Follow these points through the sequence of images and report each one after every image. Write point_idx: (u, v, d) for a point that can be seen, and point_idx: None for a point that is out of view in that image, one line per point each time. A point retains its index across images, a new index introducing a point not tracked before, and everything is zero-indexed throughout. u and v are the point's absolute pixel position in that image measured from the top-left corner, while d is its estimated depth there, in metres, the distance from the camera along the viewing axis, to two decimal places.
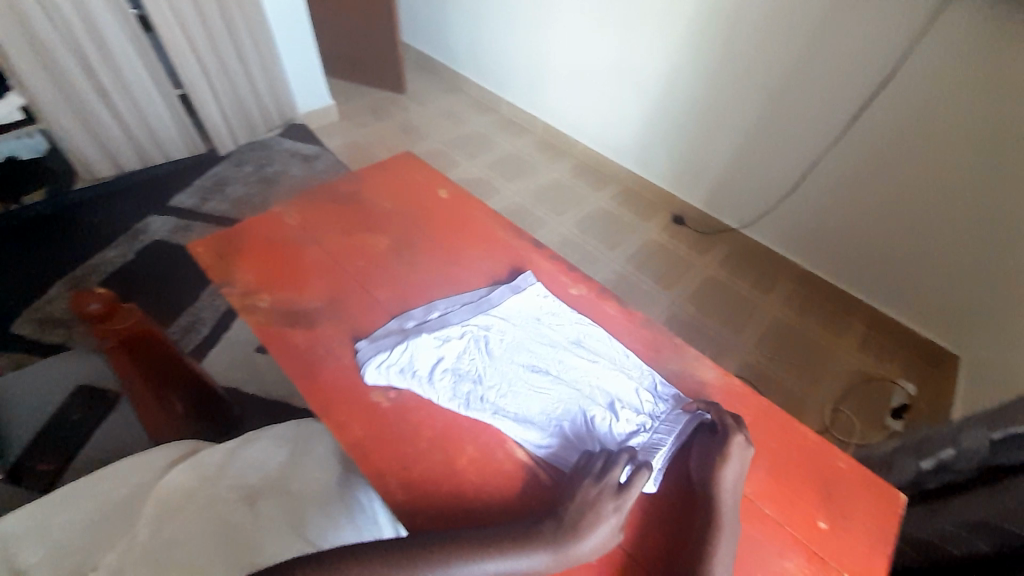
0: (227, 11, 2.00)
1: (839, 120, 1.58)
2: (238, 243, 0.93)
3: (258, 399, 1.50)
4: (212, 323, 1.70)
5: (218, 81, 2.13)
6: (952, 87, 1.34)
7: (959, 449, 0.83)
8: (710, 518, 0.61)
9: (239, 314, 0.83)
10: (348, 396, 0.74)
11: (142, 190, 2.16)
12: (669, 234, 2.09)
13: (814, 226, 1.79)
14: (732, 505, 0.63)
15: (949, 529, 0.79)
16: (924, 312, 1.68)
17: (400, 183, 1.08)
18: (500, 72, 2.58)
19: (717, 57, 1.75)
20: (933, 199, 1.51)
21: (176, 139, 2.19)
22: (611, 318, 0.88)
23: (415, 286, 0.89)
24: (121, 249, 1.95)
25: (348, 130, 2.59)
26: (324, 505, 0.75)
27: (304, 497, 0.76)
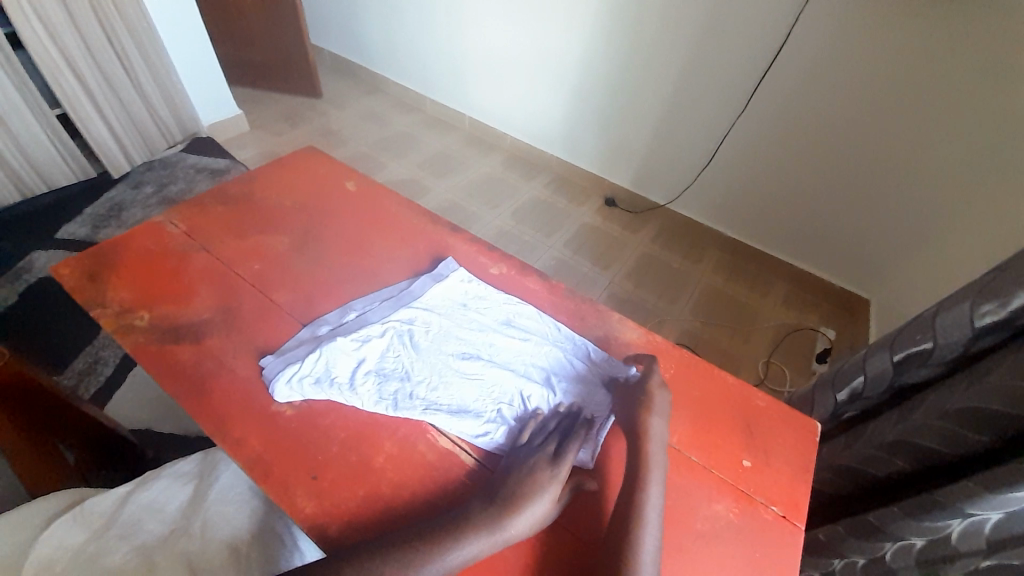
0: (110, 23, 1.80)
1: (742, 92, 1.65)
2: (112, 260, 0.82)
3: (176, 434, 1.36)
4: (117, 362, 1.54)
5: (106, 99, 1.93)
6: (846, 52, 1.43)
7: (867, 376, 0.87)
8: (651, 474, 0.60)
9: (112, 336, 0.73)
10: (246, 409, 0.67)
11: (21, 224, 1.89)
12: (602, 216, 2.13)
13: (736, 195, 1.87)
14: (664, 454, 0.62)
15: (868, 452, 0.83)
16: (838, 262, 1.79)
17: (304, 179, 1.00)
18: (419, 68, 2.51)
19: (628, 39, 1.78)
20: (832, 156, 1.61)
21: (59, 163, 1.95)
22: (532, 293, 0.85)
23: (310, 288, 0.82)
24: (1, 291, 1.69)
25: (262, 139, 2.43)
26: (238, 539, 0.69)
27: (213, 539, 0.68)
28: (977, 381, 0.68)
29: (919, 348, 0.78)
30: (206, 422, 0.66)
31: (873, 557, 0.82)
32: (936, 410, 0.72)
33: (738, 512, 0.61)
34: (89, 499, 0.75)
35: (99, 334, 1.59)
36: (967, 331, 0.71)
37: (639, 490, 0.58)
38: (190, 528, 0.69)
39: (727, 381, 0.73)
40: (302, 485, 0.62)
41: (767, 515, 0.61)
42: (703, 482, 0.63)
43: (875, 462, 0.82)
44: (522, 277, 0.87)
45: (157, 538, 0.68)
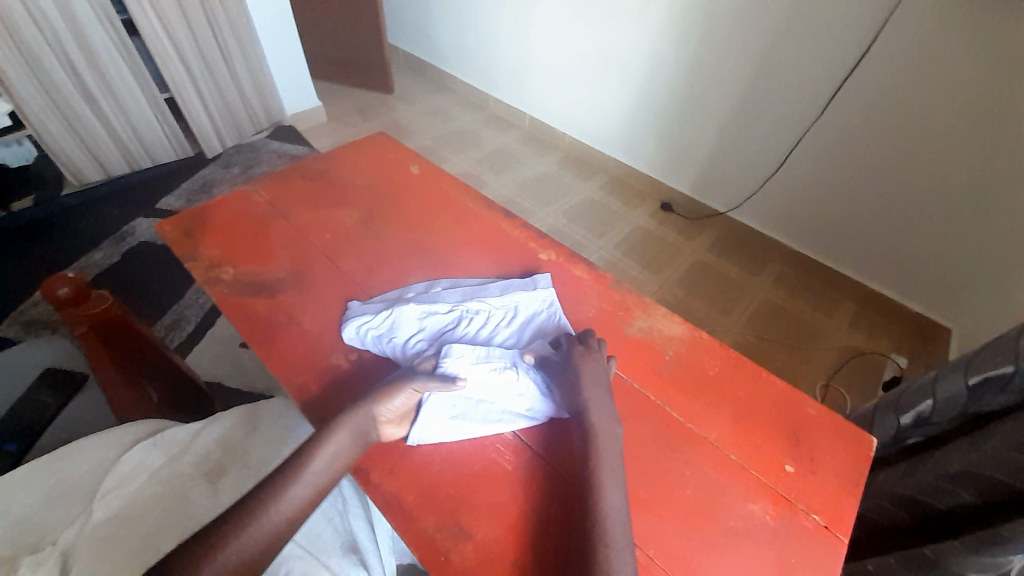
0: (212, 16, 2.00)
1: (819, 96, 1.56)
2: (206, 220, 0.92)
3: (242, 390, 1.49)
4: (197, 322, 1.71)
5: (204, 84, 2.13)
6: (939, 56, 1.31)
7: (936, 399, 0.80)
8: (588, 442, 0.60)
9: (200, 286, 0.83)
10: (305, 358, 0.74)
11: (129, 194, 2.15)
12: (657, 220, 2.09)
13: (803, 206, 1.77)
14: (605, 418, 0.62)
15: (934, 482, 0.77)
16: (915, 284, 1.65)
17: (374, 161, 1.08)
18: (487, 67, 2.58)
19: (697, 40, 1.74)
20: (917, 170, 1.49)
21: (162, 141, 2.19)
22: (578, 282, 0.86)
23: (371, 260, 0.87)
24: (107, 250, 1.92)
25: (337, 129, 2.60)
26: None
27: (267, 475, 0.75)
28: None
29: (997, 372, 0.72)
30: (272, 364, 0.73)
31: None
32: (1011, 441, 0.66)
33: (776, 515, 0.59)
34: (167, 429, 0.83)
35: (183, 295, 1.77)
36: None
37: (598, 470, 0.58)
38: (250, 463, 0.76)
39: (774, 385, 0.71)
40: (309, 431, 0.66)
41: (806, 522, 0.58)
42: (744, 484, 0.61)
43: (937, 493, 0.77)
44: (570, 265, 0.89)
45: (219, 461, 0.76)
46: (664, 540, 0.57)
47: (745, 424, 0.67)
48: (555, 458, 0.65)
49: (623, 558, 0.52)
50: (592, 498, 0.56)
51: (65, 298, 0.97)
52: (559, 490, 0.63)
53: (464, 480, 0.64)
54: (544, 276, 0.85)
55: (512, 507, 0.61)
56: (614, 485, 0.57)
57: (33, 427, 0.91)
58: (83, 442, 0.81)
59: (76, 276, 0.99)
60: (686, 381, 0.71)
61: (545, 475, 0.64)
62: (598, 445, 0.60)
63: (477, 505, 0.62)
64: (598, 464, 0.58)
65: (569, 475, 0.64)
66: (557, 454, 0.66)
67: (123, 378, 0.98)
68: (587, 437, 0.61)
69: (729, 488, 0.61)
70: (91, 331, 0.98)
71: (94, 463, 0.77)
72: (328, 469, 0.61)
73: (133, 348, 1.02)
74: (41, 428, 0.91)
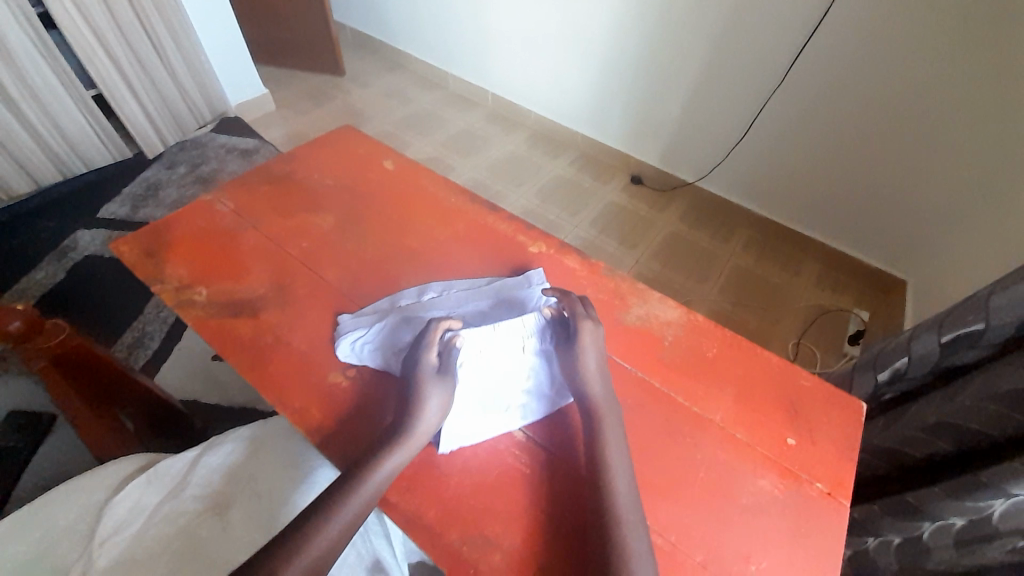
0: (138, 3, 1.82)
1: (780, 64, 1.58)
2: (170, 236, 0.85)
3: (222, 406, 1.44)
4: (162, 337, 1.61)
5: (135, 77, 1.95)
6: (893, 18, 1.34)
7: (911, 356, 0.86)
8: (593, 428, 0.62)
9: (173, 310, 0.77)
10: (302, 378, 0.70)
11: (65, 204, 1.97)
12: (628, 194, 2.10)
13: (769, 172, 1.82)
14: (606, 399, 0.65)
15: (913, 434, 0.83)
16: (874, 241, 1.74)
17: (342, 158, 1.02)
18: (443, 43, 2.46)
19: (657, 9, 1.71)
20: (874, 133, 1.54)
21: (96, 143, 2.01)
22: (572, 273, 0.85)
23: (355, 267, 0.83)
24: (49, 269, 1.77)
25: (288, 118, 2.44)
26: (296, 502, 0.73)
27: (272, 494, 0.72)
28: None
29: (969, 329, 0.76)
30: (265, 388, 0.70)
31: (909, 536, 0.83)
32: (983, 393, 0.71)
33: (784, 487, 0.61)
34: (160, 462, 0.79)
35: (144, 310, 1.67)
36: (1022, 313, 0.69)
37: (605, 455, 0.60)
38: (260, 490, 0.73)
39: (769, 361, 0.73)
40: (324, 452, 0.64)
41: (811, 492, 0.61)
42: (751, 463, 0.63)
43: (916, 444, 0.83)
44: (561, 256, 0.87)
45: (220, 491, 0.72)
46: (684, 525, 0.59)
47: (751, 405, 0.69)
48: (561, 445, 0.67)
49: (637, 546, 0.54)
50: (603, 491, 0.57)
51: (14, 333, 0.84)
52: (566, 472, 0.64)
53: (481, 489, 0.63)
54: (542, 278, 0.83)
55: (526, 503, 0.62)
56: (622, 467, 0.59)
57: (9, 480, 0.83)
58: (63, 487, 0.76)
59: (25, 307, 0.86)
60: (687, 365, 0.73)
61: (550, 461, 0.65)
62: (605, 436, 0.61)
63: (498, 509, 0.62)
64: (605, 450, 0.60)
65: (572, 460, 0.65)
66: (566, 445, 0.67)
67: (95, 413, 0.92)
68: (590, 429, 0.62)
69: (739, 466, 0.63)
70: (52, 367, 0.88)
71: (80, 511, 0.72)
72: (366, 501, 0.58)
73: (96, 379, 0.95)
74: (17, 479, 0.84)
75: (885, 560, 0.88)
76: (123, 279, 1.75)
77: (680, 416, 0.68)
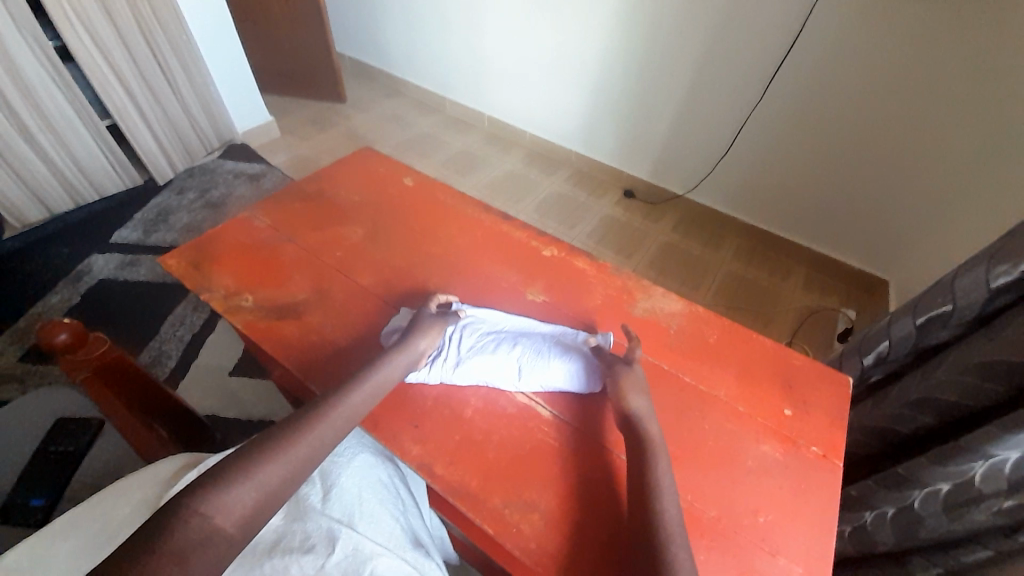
0: (151, 35, 1.92)
1: (759, 82, 1.72)
2: (213, 250, 0.93)
3: (242, 419, 1.49)
4: (179, 354, 1.66)
5: (148, 107, 2.04)
6: (854, 39, 1.49)
7: (892, 340, 0.96)
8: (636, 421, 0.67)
9: (224, 315, 0.84)
10: (347, 373, 0.78)
11: (78, 231, 2.03)
12: (622, 207, 2.21)
13: (753, 182, 1.94)
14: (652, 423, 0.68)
15: (897, 411, 0.91)
16: (854, 244, 1.86)
17: (365, 176, 1.11)
18: (440, 71, 2.60)
19: (644, 33, 1.85)
20: (846, 143, 1.68)
21: (109, 171, 2.08)
22: (582, 273, 0.94)
23: (385, 274, 0.92)
24: (65, 293, 1.83)
25: (294, 143, 2.54)
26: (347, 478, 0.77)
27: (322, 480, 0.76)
28: (996, 336, 0.76)
29: (940, 311, 0.86)
30: (316, 379, 0.77)
31: (903, 505, 0.86)
32: (958, 367, 0.80)
33: (784, 451, 0.69)
34: (206, 459, 0.84)
35: (160, 329, 1.72)
36: (983, 292, 0.79)
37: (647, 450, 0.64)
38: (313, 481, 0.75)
39: (765, 345, 0.81)
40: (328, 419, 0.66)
41: (809, 454, 0.69)
42: (754, 431, 0.71)
43: (900, 420, 0.91)
44: (571, 258, 0.96)
45: None
46: (698, 486, 0.66)
47: (752, 382, 0.77)
48: (591, 426, 0.74)
49: (671, 509, 0.59)
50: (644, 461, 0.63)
51: (62, 344, 0.92)
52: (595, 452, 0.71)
53: (519, 460, 0.71)
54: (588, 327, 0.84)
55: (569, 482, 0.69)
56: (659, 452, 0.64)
57: (62, 479, 0.90)
58: (124, 486, 0.83)
59: (71, 321, 0.95)
60: (692, 350, 0.81)
61: (590, 457, 0.71)
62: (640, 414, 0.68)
63: (532, 477, 0.69)
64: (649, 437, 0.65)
65: (597, 450, 0.72)
66: (592, 424, 0.75)
67: (137, 420, 0.96)
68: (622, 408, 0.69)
69: (744, 433, 0.71)
70: (93, 376, 0.95)
71: (135, 506, 0.79)
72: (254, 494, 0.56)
73: (138, 389, 0.99)
74: (68, 477, 0.91)
75: (883, 534, 0.90)
76: (138, 301, 1.81)
77: (690, 394, 0.76)
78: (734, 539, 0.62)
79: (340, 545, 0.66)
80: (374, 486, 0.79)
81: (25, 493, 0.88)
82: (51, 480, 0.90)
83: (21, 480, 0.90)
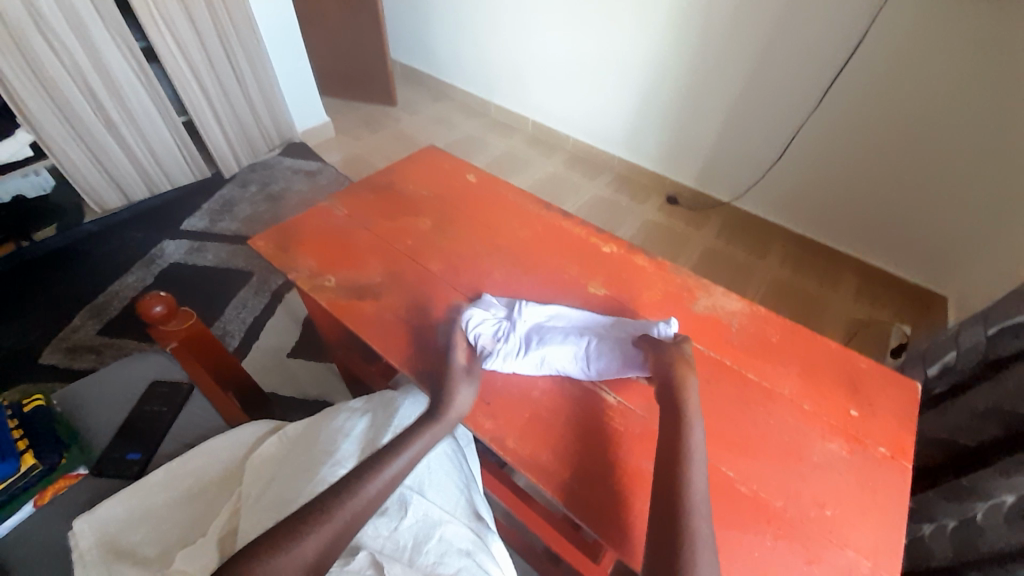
0: (225, 38, 2.06)
1: (815, 89, 1.69)
2: (296, 235, 1.01)
3: (298, 399, 1.57)
4: (241, 335, 1.77)
5: (219, 103, 2.19)
6: (921, 47, 1.45)
7: (959, 351, 0.97)
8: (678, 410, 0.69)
9: (310, 293, 0.92)
10: (424, 353, 0.84)
11: (151, 218, 2.19)
12: (665, 213, 2.21)
13: (803, 191, 1.92)
14: (693, 409, 0.70)
15: (964, 423, 0.90)
16: (911, 257, 1.81)
17: (432, 172, 1.17)
18: (487, 76, 2.68)
19: (695, 39, 1.85)
20: (906, 153, 1.63)
21: (181, 162, 2.24)
22: (642, 270, 0.96)
23: (455, 263, 0.97)
24: (140, 274, 1.98)
25: (347, 142, 2.66)
26: None
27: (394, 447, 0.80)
28: None
29: (1015, 321, 0.85)
30: (395, 356, 0.83)
31: (965, 518, 0.84)
32: None
33: (851, 450, 0.70)
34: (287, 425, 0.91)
35: (224, 312, 1.84)
36: None
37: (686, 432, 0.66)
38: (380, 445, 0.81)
39: (830, 347, 0.82)
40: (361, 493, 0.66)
41: (876, 454, 0.69)
42: (819, 428, 0.72)
43: (966, 432, 0.90)
44: (630, 254, 0.99)
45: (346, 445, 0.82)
46: (763, 477, 0.68)
47: (819, 381, 0.78)
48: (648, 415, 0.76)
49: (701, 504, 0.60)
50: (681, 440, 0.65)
51: (157, 316, 0.98)
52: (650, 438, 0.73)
53: (586, 441, 0.74)
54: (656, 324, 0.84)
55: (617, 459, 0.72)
56: (696, 436, 0.66)
57: (155, 437, 0.99)
58: (209, 443, 0.90)
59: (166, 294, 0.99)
60: (755, 348, 0.82)
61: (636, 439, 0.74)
62: (687, 410, 0.69)
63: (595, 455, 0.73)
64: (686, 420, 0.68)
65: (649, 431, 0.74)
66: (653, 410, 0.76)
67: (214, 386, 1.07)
68: (677, 415, 0.68)
69: (810, 429, 0.72)
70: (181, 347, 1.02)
71: (224, 463, 0.87)
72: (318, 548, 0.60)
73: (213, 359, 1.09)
74: (160, 437, 1.00)
75: (940, 546, 0.88)
76: (204, 284, 1.94)
77: (755, 389, 0.77)
78: (800, 528, 0.63)
79: (412, 510, 0.72)
80: (442, 459, 0.83)
81: (123, 447, 0.98)
82: (147, 438, 0.99)
83: (118, 439, 0.99)
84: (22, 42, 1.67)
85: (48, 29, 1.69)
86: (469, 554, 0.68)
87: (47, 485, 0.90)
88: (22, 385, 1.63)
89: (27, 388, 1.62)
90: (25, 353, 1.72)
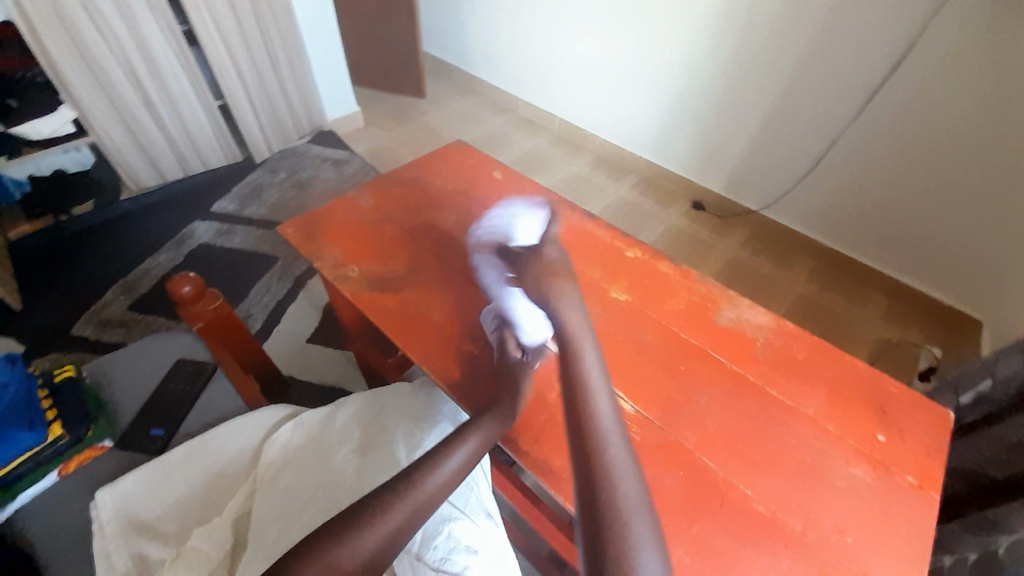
0: (263, 25, 2.10)
1: (856, 98, 1.63)
2: (323, 223, 1.02)
3: (315, 384, 1.60)
4: (263, 318, 1.81)
5: (254, 90, 2.24)
6: (974, 59, 1.38)
7: (995, 380, 0.93)
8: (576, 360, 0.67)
9: (333, 282, 0.93)
10: (442, 348, 0.84)
11: (183, 199, 2.25)
12: (689, 219, 2.17)
13: (836, 203, 1.85)
14: (592, 353, 0.69)
15: (995, 454, 0.86)
16: (948, 278, 1.73)
17: (458, 167, 1.17)
18: (516, 72, 2.67)
19: (732, 42, 1.81)
20: (950, 169, 1.56)
21: (215, 146, 2.30)
22: (667, 277, 0.94)
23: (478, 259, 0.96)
24: (170, 253, 2.04)
25: (375, 133, 2.68)
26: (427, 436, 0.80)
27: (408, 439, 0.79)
28: None
29: None
30: (414, 349, 0.84)
31: (986, 551, 0.80)
32: None
33: (876, 476, 0.67)
34: (304, 412, 0.92)
35: (248, 294, 1.88)
36: None
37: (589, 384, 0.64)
38: (391, 436, 0.80)
39: (859, 368, 0.79)
40: (420, 489, 0.62)
41: (902, 482, 0.67)
42: (844, 452, 0.70)
43: (997, 465, 0.86)
44: (655, 261, 0.98)
45: (362, 437, 0.82)
46: (783, 498, 0.66)
47: (846, 403, 0.75)
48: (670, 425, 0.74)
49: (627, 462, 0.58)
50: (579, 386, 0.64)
51: (185, 296, 1.00)
52: (671, 449, 0.71)
53: None
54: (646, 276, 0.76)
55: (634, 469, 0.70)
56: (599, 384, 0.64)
57: (179, 415, 1.02)
58: (228, 425, 0.92)
59: (195, 275, 1.01)
60: (780, 364, 0.80)
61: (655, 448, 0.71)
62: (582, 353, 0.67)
63: None
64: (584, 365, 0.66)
65: (670, 442, 0.72)
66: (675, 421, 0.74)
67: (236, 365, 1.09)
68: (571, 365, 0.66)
69: (835, 452, 0.70)
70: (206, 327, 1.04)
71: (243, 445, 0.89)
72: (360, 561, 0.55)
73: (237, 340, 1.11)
74: (183, 416, 1.02)
75: None
76: (230, 266, 1.99)
77: (780, 407, 0.75)
78: (818, 553, 0.61)
79: None
80: None
81: (147, 423, 1.01)
82: (171, 415, 1.02)
83: (143, 415, 1.02)
84: (71, 23, 1.73)
85: (96, 11, 1.75)
86: (475, 553, 0.68)
87: (72, 453, 0.94)
88: (55, 354, 1.70)
89: (59, 357, 1.69)
90: (59, 323, 1.79)
